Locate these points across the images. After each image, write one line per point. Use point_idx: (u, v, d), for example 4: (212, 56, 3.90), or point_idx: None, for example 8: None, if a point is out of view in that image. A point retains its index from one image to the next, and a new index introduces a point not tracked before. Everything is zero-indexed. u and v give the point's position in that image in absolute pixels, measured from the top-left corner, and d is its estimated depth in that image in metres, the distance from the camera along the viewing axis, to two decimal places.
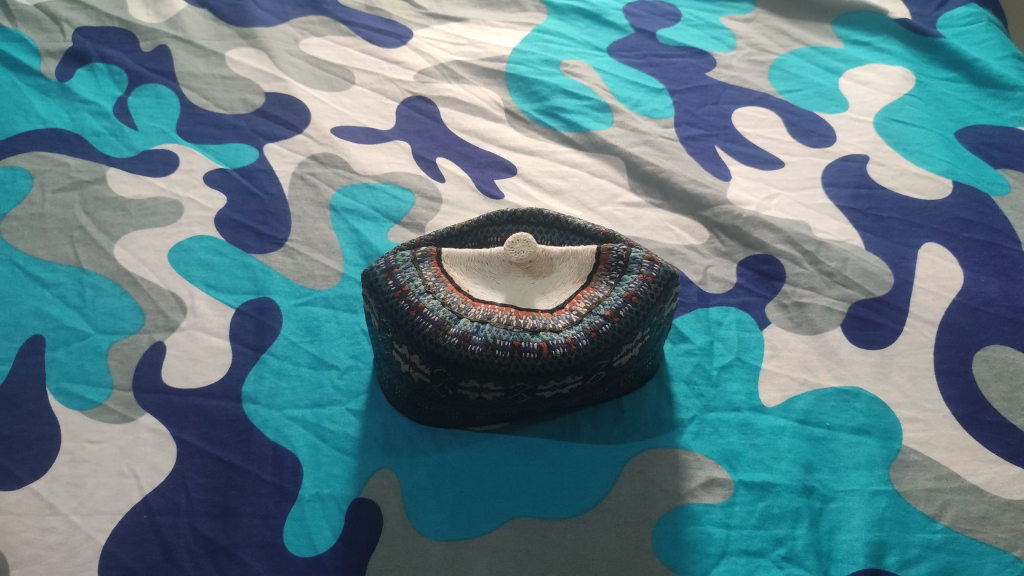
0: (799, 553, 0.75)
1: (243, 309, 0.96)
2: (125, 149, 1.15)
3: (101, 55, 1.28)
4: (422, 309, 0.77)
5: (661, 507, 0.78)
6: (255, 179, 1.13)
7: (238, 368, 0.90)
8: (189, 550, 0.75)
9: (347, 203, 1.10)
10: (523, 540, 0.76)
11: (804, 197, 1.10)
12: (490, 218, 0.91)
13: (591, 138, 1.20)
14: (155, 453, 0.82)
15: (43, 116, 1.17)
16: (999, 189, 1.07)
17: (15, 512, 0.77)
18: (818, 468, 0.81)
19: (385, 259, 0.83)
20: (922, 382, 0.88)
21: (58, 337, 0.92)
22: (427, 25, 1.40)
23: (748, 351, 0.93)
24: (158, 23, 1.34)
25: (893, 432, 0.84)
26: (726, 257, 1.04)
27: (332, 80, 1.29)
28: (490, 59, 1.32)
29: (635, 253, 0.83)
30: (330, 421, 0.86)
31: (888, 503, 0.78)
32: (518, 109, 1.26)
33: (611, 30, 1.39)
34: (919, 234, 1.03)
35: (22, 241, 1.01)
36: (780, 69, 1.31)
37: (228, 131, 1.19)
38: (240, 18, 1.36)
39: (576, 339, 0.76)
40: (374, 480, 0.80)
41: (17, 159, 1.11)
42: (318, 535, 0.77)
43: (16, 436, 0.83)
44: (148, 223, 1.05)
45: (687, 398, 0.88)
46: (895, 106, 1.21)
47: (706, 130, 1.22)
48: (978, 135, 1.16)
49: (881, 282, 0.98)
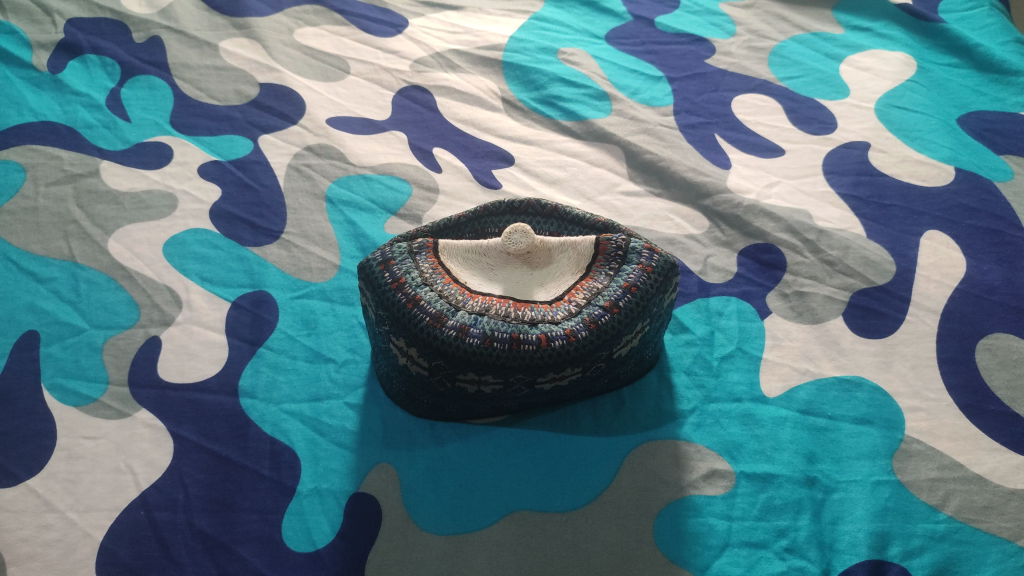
0: (801, 544, 0.75)
1: (239, 302, 0.96)
2: (118, 141, 1.14)
3: (93, 46, 1.26)
4: (419, 301, 0.76)
5: (663, 499, 0.77)
6: (250, 170, 1.11)
7: (235, 363, 0.89)
8: (187, 546, 0.75)
9: (343, 195, 1.09)
10: (523, 534, 0.75)
11: (804, 185, 1.09)
12: (487, 209, 0.90)
13: (589, 127, 1.19)
14: (152, 448, 0.81)
15: (35, 109, 1.16)
16: (1001, 175, 1.06)
17: (11, 510, 0.77)
18: (820, 459, 0.81)
19: (381, 251, 0.82)
20: (925, 371, 0.87)
21: (53, 333, 0.91)
22: (423, 13, 1.38)
23: (749, 341, 0.92)
24: (150, 14, 1.32)
25: (895, 421, 0.83)
26: (726, 246, 1.03)
27: (327, 70, 1.27)
28: (486, 48, 1.31)
29: (634, 243, 0.82)
30: (329, 415, 0.85)
31: (891, 493, 0.78)
32: (515, 97, 1.24)
33: (609, 17, 1.38)
34: (921, 221, 1.02)
35: (15, 236, 1.00)
36: (780, 55, 1.29)
37: (222, 122, 1.18)
38: (233, 8, 1.35)
39: (575, 331, 0.75)
40: (373, 474, 0.80)
41: (9, 152, 1.10)
42: (316, 530, 0.76)
43: (11, 432, 0.82)
44: (142, 216, 1.04)
45: (687, 389, 0.87)
46: (896, 92, 1.20)
47: (706, 117, 1.20)
48: (980, 121, 1.15)
49: (883, 270, 0.97)
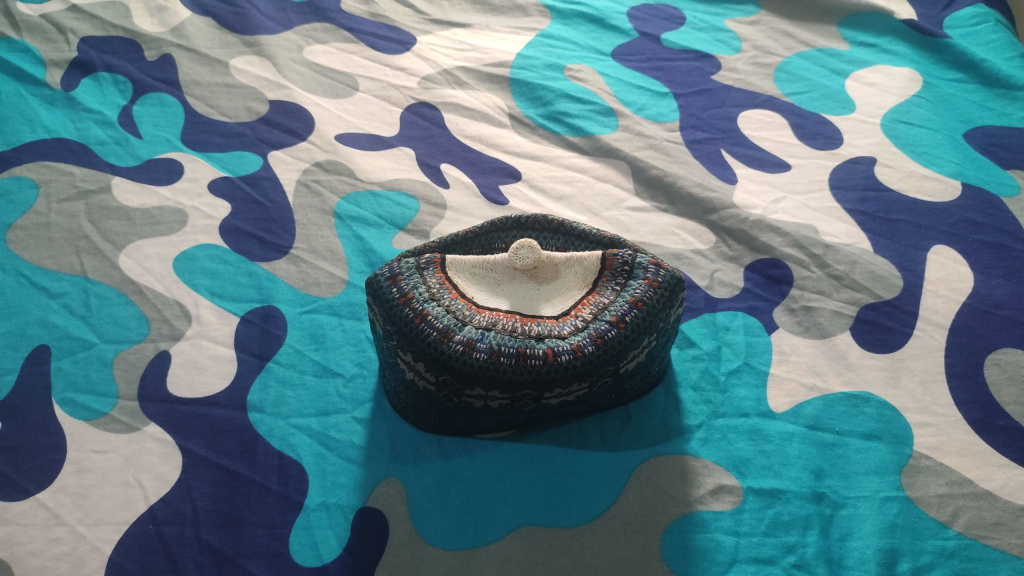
0: (809, 560, 0.74)
1: (248, 317, 0.96)
2: (130, 158, 1.15)
3: (106, 64, 1.28)
4: (426, 316, 0.76)
5: (670, 515, 0.77)
6: (260, 186, 1.13)
7: (244, 377, 0.90)
8: (195, 560, 0.75)
9: (352, 210, 1.10)
10: (530, 550, 0.75)
11: (811, 200, 1.09)
12: (494, 225, 0.91)
13: (596, 143, 1.20)
14: (160, 462, 0.82)
15: (48, 125, 1.18)
16: (1008, 190, 1.06)
17: (21, 523, 0.77)
18: (828, 474, 0.80)
19: (389, 266, 0.83)
20: (933, 386, 0.87)
21: (65, 347, 0.92)
22: (430, 31, 1.40)
23: (757, 356, 0.92)
24: (162, 32, 1.34)
25: (904, 437, 0.83)
26: (733, 261, 1.04)
27: (336, 87, 1.29)
28: (493, 64, 1.32)
29: (640, 258, 0.83)
30: (336, 429, 0.85)
31: (900, 509, 0.77)
32: (522, 114, 1.25)
33: (615, 34, 1.39)
34: (928, 236, 1.02)
35: (27, 251, 1.02)
36: (786, 71, 1.30)
37: (232, 138, 1.19)
38: (243, 26, 1.37)
39: (582, 345, 0.75)
40: (380, 489, 0.80)
41: (22, 169, 1.11)
42: (323, 544, 0.76)
43: (22, 446, 0.83)
44: (153, 231, 1.05)
45: (694, 404, 0.87)
46: (902, 107, 1.20)
47: (712, 133, 1.21)
48: (987, 136, 1.15)
49: (890, 285, 0.97)
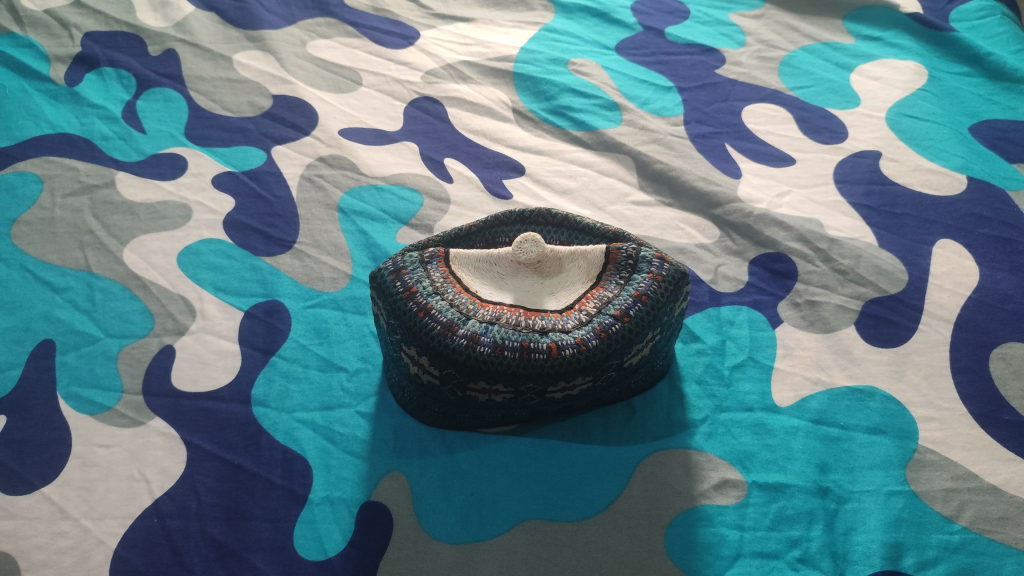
0: (814, 554, 0.74)
1: (252, 311, 0.96)
2: (134, 153, 1.15)
3: (110, 60, 1.28)
4: (430, 311, 0.76)
5: (674, 508, 0.77)
6: (263, 181, 1.13)
7: (247, 372, 0.90)
8: (200, 554, 0.75)
9: (355, 205, 1.10)
10: (534, 544, 0.75)
11: (816, 194, 1.09)
12: (498, 218, 0.90)
13: (600, 137, 1.19)
14: (165, 456, 0.82)
15: (52, 121, 1.18)
16: (1014, 184, 1.06)
17: (26, 517, 0.77)
18: (833, 469, 0.80)
19: (393, 260, 0.83)
20: (938, 381, 0.87)
21: (69, 342, 0.92)
22: (433, 25, 1.40)
23: (761, 350, 0.92)
24: (166, 27, 1.34)
25: (908, 431, 0.83)
26: (737, 255, 1.03)
27: (339, 81, 1.29)
28: (496, 59, 1.32)
29: (644, 252, 0.82)
30: (340, 424, 0.85)
31: (904, 504, 0.77)
32: (525, 108, 1.25)
33: (619, 28, 1.38)
34: (933, 230, 1.02)
35: (32, 246, 1.02)
36: (791, 65, 1.29)
37: (235, 133, 1.19)
38: (246, 21, 1.36)
39: (586, 340, 0.75)
40: (385, 483, 0.80)
41: (26, 164, 1.12)
42: (328, 539, 0.76)
43: (27, 440, 0.83)
44: (156, 226, 1.05)
45: (699, 399, 0.87)
46: (907, 101, 1.20)
47: (717, 127, 1.20)
48: (992, 130, 1.14)
49: (895, 280, 0.97)
